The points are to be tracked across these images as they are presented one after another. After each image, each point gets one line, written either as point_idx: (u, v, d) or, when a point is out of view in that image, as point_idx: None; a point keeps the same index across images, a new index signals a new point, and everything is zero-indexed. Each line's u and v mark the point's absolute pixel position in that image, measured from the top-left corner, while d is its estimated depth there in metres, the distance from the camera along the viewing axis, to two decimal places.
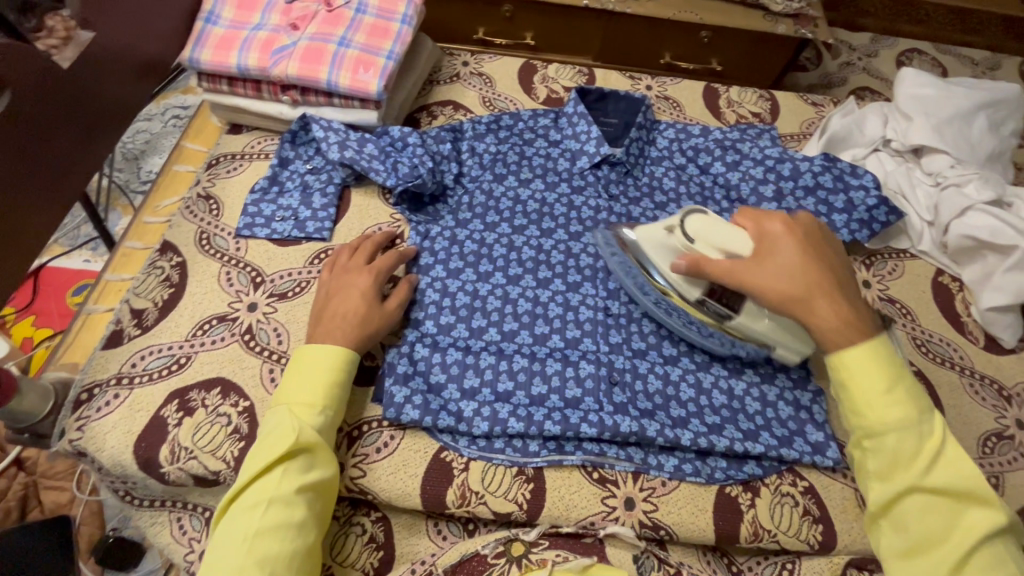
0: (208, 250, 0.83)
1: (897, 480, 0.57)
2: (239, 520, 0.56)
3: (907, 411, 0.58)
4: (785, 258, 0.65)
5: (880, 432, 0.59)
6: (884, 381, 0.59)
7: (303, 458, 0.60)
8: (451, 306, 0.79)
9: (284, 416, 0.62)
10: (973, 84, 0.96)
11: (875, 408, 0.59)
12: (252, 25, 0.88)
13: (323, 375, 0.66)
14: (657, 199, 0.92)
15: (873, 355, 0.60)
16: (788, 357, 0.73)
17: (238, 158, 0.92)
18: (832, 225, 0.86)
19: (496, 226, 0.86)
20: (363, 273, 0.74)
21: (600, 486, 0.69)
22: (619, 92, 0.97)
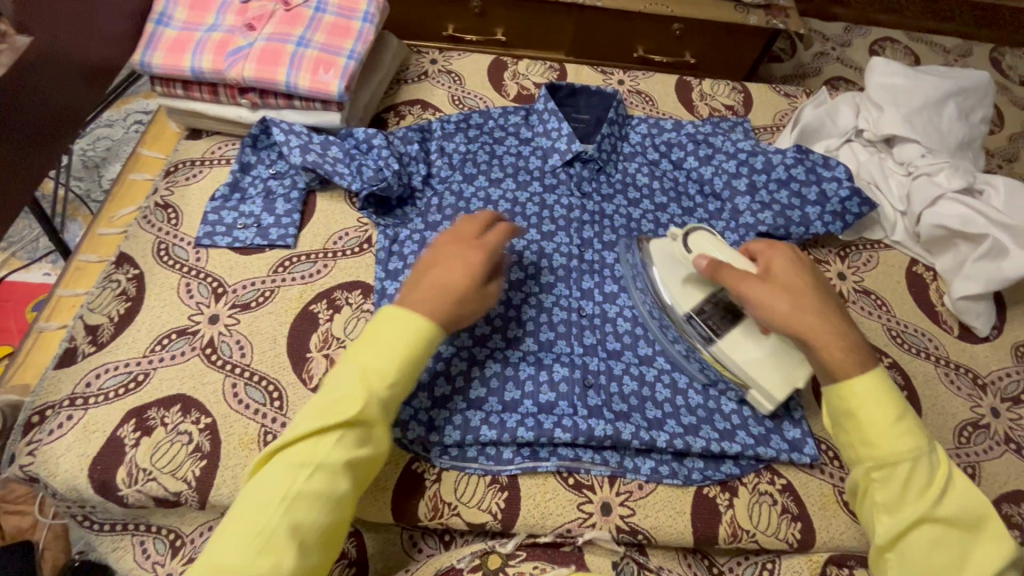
0: (167, 261, 0.80)
1: (906, 512, 0.55)
2: (277, 480, 0.52)
3: (912, 440, 0.57)
4: (795, 280, 0.64)
5: (889, 462, 0.56)
6: (893, 411, 0.57)
7: (359, 432, 0.55)
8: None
9: (356, 378, 0.57)
10: (942, 72, 0.96)
11: (885, 439, 0.57)
12: (206, 26, 0.84)
13: (401, 341, 0.58)
14: (630, 195, 0.91)
15: (880, 385, 0.58)
16: (761, 403, 0.69)
17: (197, 164, 0.89)
18: (805, 218, 0.85)
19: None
20: (475, 248, 0.66)
21: (576, 492, 0.68)
22: (590, 88, 0.96)
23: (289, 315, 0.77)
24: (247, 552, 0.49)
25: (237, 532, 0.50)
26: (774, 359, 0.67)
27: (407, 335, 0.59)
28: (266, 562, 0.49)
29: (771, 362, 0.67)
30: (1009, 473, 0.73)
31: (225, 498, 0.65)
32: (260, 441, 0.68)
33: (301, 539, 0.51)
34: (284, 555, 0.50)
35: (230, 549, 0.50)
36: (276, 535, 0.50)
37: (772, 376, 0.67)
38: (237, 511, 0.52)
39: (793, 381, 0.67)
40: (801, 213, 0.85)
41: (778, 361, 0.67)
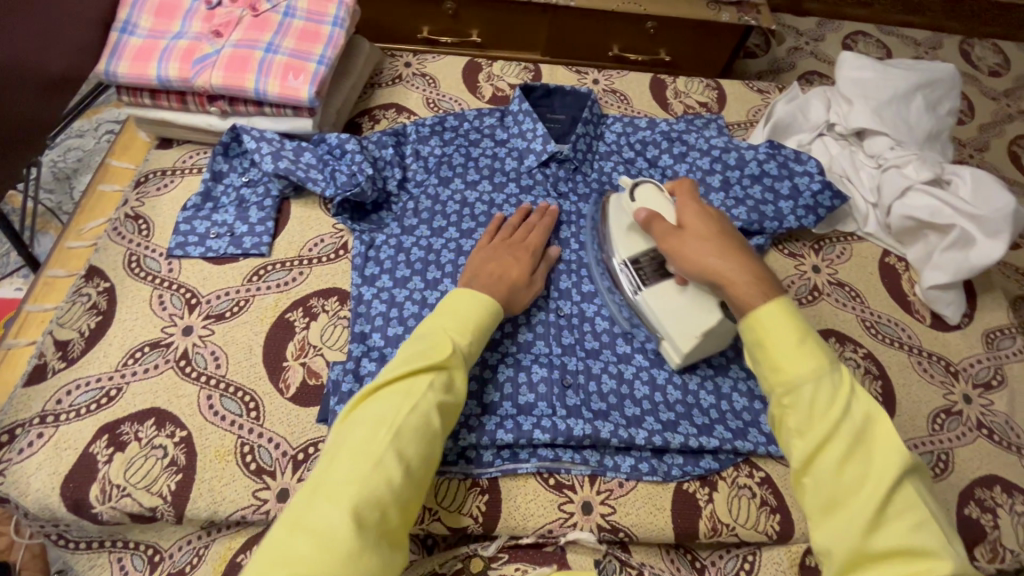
0: (139, 273, 0.79)
1: (813, 432, 0.50)
2: (375, 417, 0.54)
3: (816, 358, 0.51)
4: (704, 224, 0.64)
5: (794, 384, 0.51)
6: (795, 330, 0.53)
7: (444, 377, 0.59)
8: (398, 316, 0.76)
9: (438, 334, 0.61)
10: (910, 64, 0.97)
11: (788, 359, 0.52)
12: (172, 34, 0.83)
13: (474, 309, 0.65)
14: (606, 194, 0.91)
15: (783, 309, 0.54)
16: (672, 354, 0.72)
17: (169, 174, 0.87)
18: (779, 212, 0.86)
19: (443, 231, 0.84)
20: (526, 255, 0.76)
21: (557, 493, 0.68)
22: (564, 88, 0.96)
23: (264, 324, 0.76)
24: (356, 480, 0.50)
25: (340, 464, 0.51)
26: (686, 310, 0.68)
27: (476, 309, 0.65)
28: (374, 489, 0.50)
29: (682, 312, 0.69)
30: (982, 458, 0.74)
31: (201, 512, 0.64)
32: (236, 453, 0.67)
33: (402, 470, 0.53)
34: (388, 483, 0.51)
35: (337, 480, 0.50)
36: (382, 463, 0.52)
37: (681, 325, 0.69)
38: (335, 450, 0.53)
39: (699, 333, 0.67)
40: (774, 207, 0.86)
41: (690, 311, 0.68)
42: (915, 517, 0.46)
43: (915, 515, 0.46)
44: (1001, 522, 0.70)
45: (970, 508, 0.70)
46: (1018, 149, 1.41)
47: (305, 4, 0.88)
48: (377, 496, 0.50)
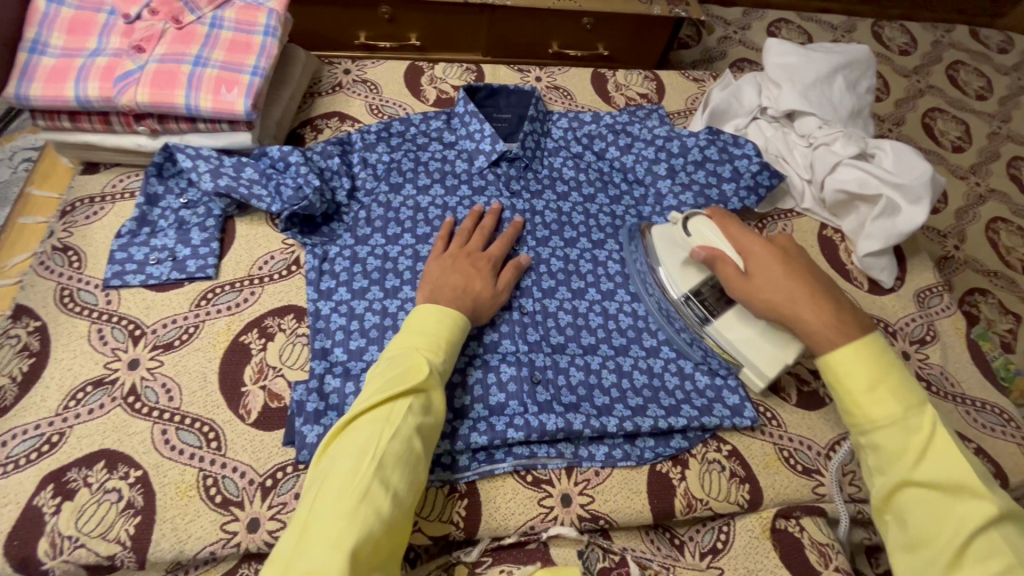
0: (73, 307, 0.74)
1: (888, 473, 0.54)
2: (359, 446, 0.53)
3: (895, 403, 0.55)
4: (769, 264, 0.67)
5: (871, 427, 0.56)
6: (871, 375, 0.57)
7: (423, 399, 0.58)
8: (360, 329, 0.74)
9: (412, 354, 0.61)
10: (829, 49, 1.03)
11: (863, 404, 0.57)
12: (89, 52, 0.78)
13: (444, 325, 0.65)
14: (558, 189, 0.92)
15: (858, 353, 0.58)
16: (753, 380, 0.74)
17: (97, 201, 0.82)
18: (723, 195, 0.89)
19: (398, 238, 0.83)
20: (483, 259, 0.77)
21: (535, 489, 0.68)
22: (508, 87, 0.97)
23: (218, 349, 0.73)
24: (344, 515, 0.49)
25: (325, 503, 0.50)
26: (763, 337, 0.71)
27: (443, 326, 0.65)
28: (364, 523, 0.49)
29: (761, 340, 0.71)
30: None
31: (166, 553, 0.60)
32: (199, 487, 0.64)
33: (389, 499, 0.52)
34: (377, 512, 0.50)
35: (323, 519, 0.49)
36: (369, 496, 0.51)
37: (763, 354, 0.71)
38: (318, 488, 0.52)
39: (781, 359, 0.70)
40: (718, 191, 0.89)
41: (769, 339, 0.71)
42: (999, 561, 0.47)
43: (1003, 560, 0.47)
44: None
45: None
46: (930, 120, 1.52)
47: (232, 14, 0.84)
48: (368, 529, 0.49)
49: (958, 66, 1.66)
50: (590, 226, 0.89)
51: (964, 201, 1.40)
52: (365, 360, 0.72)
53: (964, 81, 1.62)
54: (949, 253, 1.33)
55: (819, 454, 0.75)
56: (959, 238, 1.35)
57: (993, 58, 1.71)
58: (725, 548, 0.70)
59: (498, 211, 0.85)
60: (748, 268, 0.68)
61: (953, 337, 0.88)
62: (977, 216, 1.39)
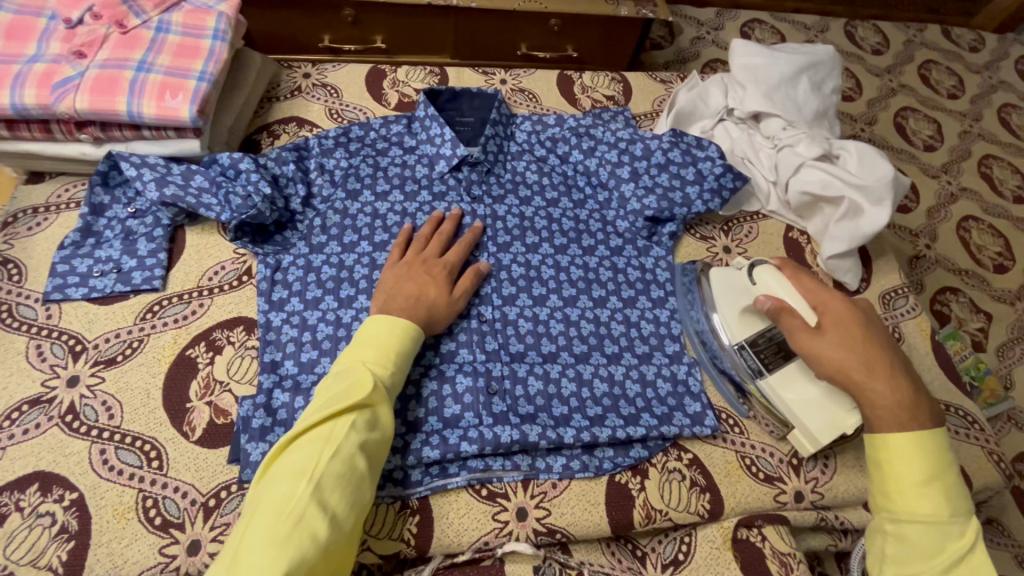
0: (11, 323, 0.71)
1: (914, 569, 0.54)
2: (298, 467, 0.51)
3: (943, 506, 0.56)
4: (845, 327, 0.64)
5: (909, 521, 0.56)
6: (927, 472, 0.57)
7: (369, 415, 0.56)
8: (312, 340, 0.72)
9: (359, 369, 0.59)
10: (794, 49, 1.02)
11: (905, 496, 0.57)
12: (27, 58, 0.76)
13: (394, 335, 0.63)
14: (521, 194, 0.90)
15: (918, 444, 0.58)
16: (804, 445, 0.71)
17: (40, 212, 0.79)
18: (687, 198, 0.87)
19: (355, 246, 0.81)
20: (438, 266, 0.75)
21: (490, 503, 0.66)
22: (470, 90, 0.95)
23: (163, 364, 0.70)
24: (276, 543, 0.47)
25: (257, 529, 0.48)
26: (819, 401, 0.69)
27: (395, 335, 0.63)
28: (298, 549, 0.47)
29: (818, 404, 0.69)
30: None
31: None
32: (138, 509, 0.61)
33: (328, 522, 0.50)
34: (313, 538, 0.49)
35: (255, 545, 0.47)
36: (305, 518, 0.49)
37: (819, 418, 0.68)
38: (252, 511, 0.50)
39: (838, 426, 0.68)
40: (682, 194, 0.88)
41: (827, 404, 0.68)
42: None
43: None
44: None
45: None
46: (903, 120, 1.53)
47: (180, 19, 0.82)
48: (303, 556, 0.47)
49: (930, 65, 1.66)
50: (553, 231, 0.87)
51: (936, 200, 1.41)
52: (317, 373, 0.70)
53: (936, 80, 1.63)
54: (921, 252, 1.33)
55: (782, 462, 0.74)
56: (931, 237, 1.36)
57: (964, 56, 1.72)
58: (686, 560, 0.68)
59: (458, 216, 0.83)
60: (822, 326, 0.64)
61: (918, 339, 0.87)
62: (949, 214, 1.39)
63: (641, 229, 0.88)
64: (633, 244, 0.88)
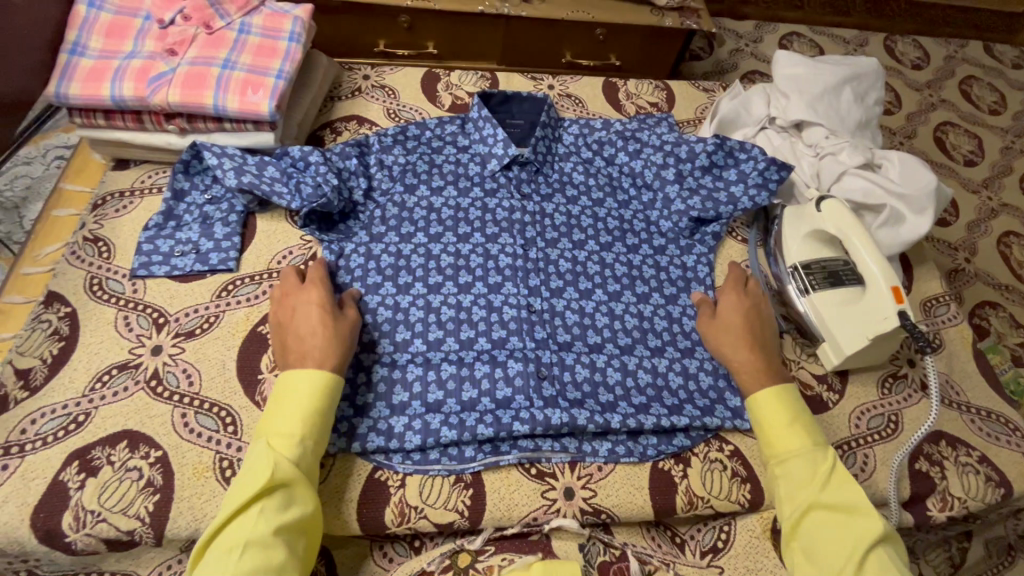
0: (101, 295, 0.77)
1: (798, 499, 0.63)
2: (213, 564, 0.53)
3: (806, 438, 0.66)
4: (735, 310, 0.77)
5: (786, 458, 0.65)
6: (789, 414, 0.68)
7: (282, 495, 0.58)
8: (373, 322, 0.77)
9: (262, 449, 0.60)
10: (839, 61, 1.04)
11: (779, 440, 0.67)
12: (125, 54, 0.83)
13: (298, 396, 0.64)
14: (568, 193, 0.94)
15: (780, 396, 0.69)
16: (830, 357, 0.80)
17: (127, 195, 0.86)
18: (732, 196, 0.90)
19: (412, 236, 0.85)
20: (310, 291, 0.74)
21: (539, 481, 0.70)
22: (522, 94, 0.99)
23: (237, 338, 0.76)
24: None
25: None
26: (854, 319, 0.77)
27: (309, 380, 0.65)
28: None
29: (851, 321, 0.77)
30: (927, 416, 0.80)
31: (182, 531, 0.63)
32: (215, 468, 0.66)
33: None
34: None
35: None
36: None
37: (848, 330, 0.77)
38: None
39: (864, 337, 0.75)
40: (727, 193, 0.90)
41: (860, 321, 0.76)
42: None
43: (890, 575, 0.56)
44: (947, 474, 0.75)
45: (920, 462, 0.76)
46: (943, 134, 1.53)
47: (260, 22, 0.89)
48: None
49: (972, 81, 1.66)
50: (599, 229, 0.91)
51: (976, 215, 1.40)
52: (377, 352, 0.75)
53: (978, 96, 1.63)
54: (960, 265, 1.33)
55: None
56: (970, 251, 1.35)
57: (1007, 73, 1.71)
58: (726, 547, 0.71)
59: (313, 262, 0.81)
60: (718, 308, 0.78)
61: (959, 346, 0.88)
62: (989, 230, 1.38)
63: (684, 230, 0.91)
64: (676, 243, 0.90)
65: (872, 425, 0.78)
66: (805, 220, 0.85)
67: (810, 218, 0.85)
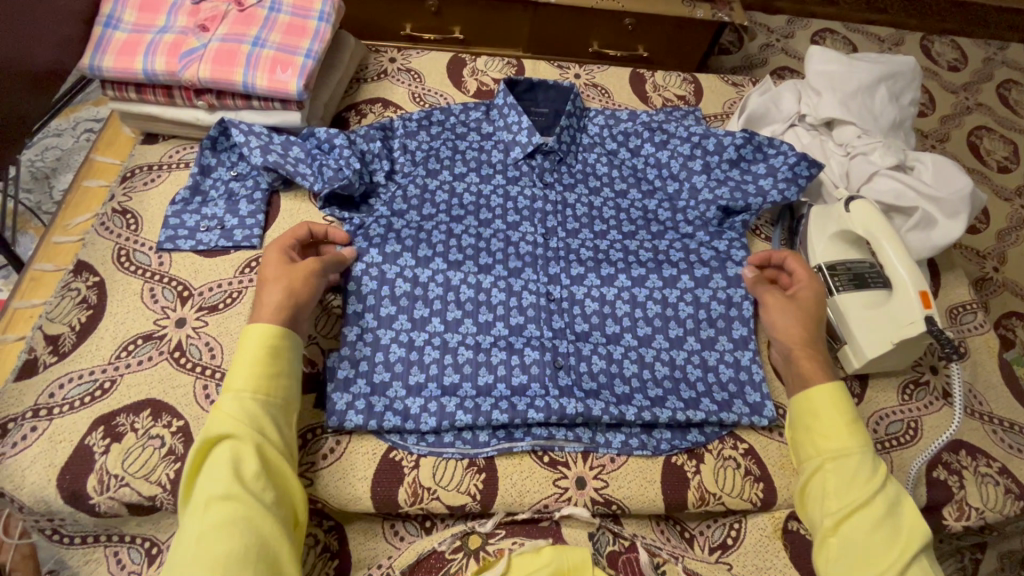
0: (129, 266, 0.78)
1: (852, 495, 0.62)
2: (189, 523, 0.55)
3: (862, 440, 0.65)
4: (812, 304, 0.75)
5: (841, 455, 0.64)
6: (848, 413, 0.67)
7: (232, 447, 0.58)
8: (390, 296, 0.77)
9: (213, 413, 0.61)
10: (874, 58, 1.02)
11: (832, 436, 0.66)
12: (158, 28, 0.84)
13: (253, 344, 0.64)
14: (590, 184, 0.93)
15: (841, 394, 0.68)
16: (850, 360, 0.79)
17: (155, 169, 0.87)
18: (760, 189, 0.88)
19: (433, 220, 0.86)
20: (278, 250, 0.73)
21: (551, 469, 0.70)
22: (548, 82, 0.98)
23: None
24: None
25: None
26: (878, 322, 0.75)
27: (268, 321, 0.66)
28: None
29: (875, 325, 0.76)
30: (948, 424, 0.78)
31: None
32: None
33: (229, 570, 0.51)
34: None
35: None
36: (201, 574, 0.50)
37: (870, 334, 0.76)
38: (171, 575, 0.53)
39: (887, 342, 0.74)
40: (755, 185, 0.88)
41: (884, 324, 0.75)
42: None
43: None
44: (966, 483, 0.74)
45: (938, 470, 0.75)
46: (977, 139, 1.49)
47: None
48: None
49: (1010, 85, 1.61)
50: (621, 220, 0.90)
51: (1007, 223, 1.37)
52: (394, 330, 0.75)
53: (1016, 100, 1.58)
54: (988, 274, 1.30)
55: None
56: (999, 259, 1.32)
57: None
58: (735, 544, 0.71)
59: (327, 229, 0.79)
60: (794, 295, 0.76)
61: (984, 355, 0.86)
62: (1020, 238, 1.35)
63: (712, 218, 0.89)
64: (704, 231, 0.89)
65: (890, 430, 0.78)
66: (832, 219, 0.84)
67: (837, 217, 0.83)
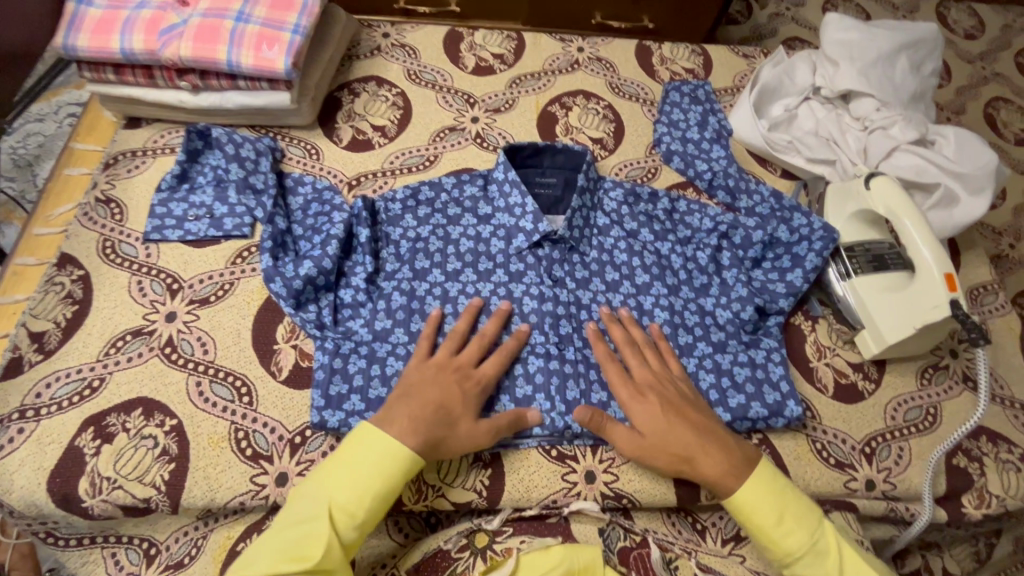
0: (115, 259, 0.75)
1: None
2: None
3: (804, 532, 0.58)
4: (652, 409, 0.64)
5: (790, 560, 0.59)
6: (776, 510, 0.59)
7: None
8: (380, 375, 0.67)
9: (320, 513, 0.54)
10: (893, 26, 0.96)
11: (783, 540, 0.59)
12: (134, 4, 0.80)
13: (398, 462, 0.57)
14: (608, 277, 0.79)
15: (759, 486, 0.60)
16: (869, 345, 0.76)
17: (139, 155, 0.83)
18: (790, 286, 0.78)
19: (429, 218, 0.81)
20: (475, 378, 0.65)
21: (560, 463, 0.68)
22: (555, 147, 0.83)
23: (251, 307, 0.73)
24: None
25: None
26: (900, 305, 0.72)
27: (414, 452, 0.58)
28: None
29: (896, 308, 0.73)
30: (968, 410, 0.76)
31: (197, 500, 0.62)
32: (231, 439, 0.65)
33: None
34: None
35: None
36: None
37: (889, 321, 0.73)
38: None
39: (906, 326, 0.71)
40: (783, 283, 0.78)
41: (907, 307, 0.72)
42: None
43: None
44: (987, 471, 0.72)
45: (958, 459, 0.73)
46: (994, 110, 1.43)
47: None
48: None
49: None
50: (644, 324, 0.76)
51: None
52: (391, 342, 0.70)
53: None
54: (1003, 251, 1.26)
55: (854, 449, 0.72)
56: (1015, 235, 1.28)
57: None
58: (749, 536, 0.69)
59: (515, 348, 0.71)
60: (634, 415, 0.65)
61: (1006, 338, 0.83)
62: None
63: (748, 323, 0.76)
64: (738, 337, 0.76)
65: (909, 417, 0.75)
66: (852, 198, 0.81)
67: (856, 195, 0.80)
